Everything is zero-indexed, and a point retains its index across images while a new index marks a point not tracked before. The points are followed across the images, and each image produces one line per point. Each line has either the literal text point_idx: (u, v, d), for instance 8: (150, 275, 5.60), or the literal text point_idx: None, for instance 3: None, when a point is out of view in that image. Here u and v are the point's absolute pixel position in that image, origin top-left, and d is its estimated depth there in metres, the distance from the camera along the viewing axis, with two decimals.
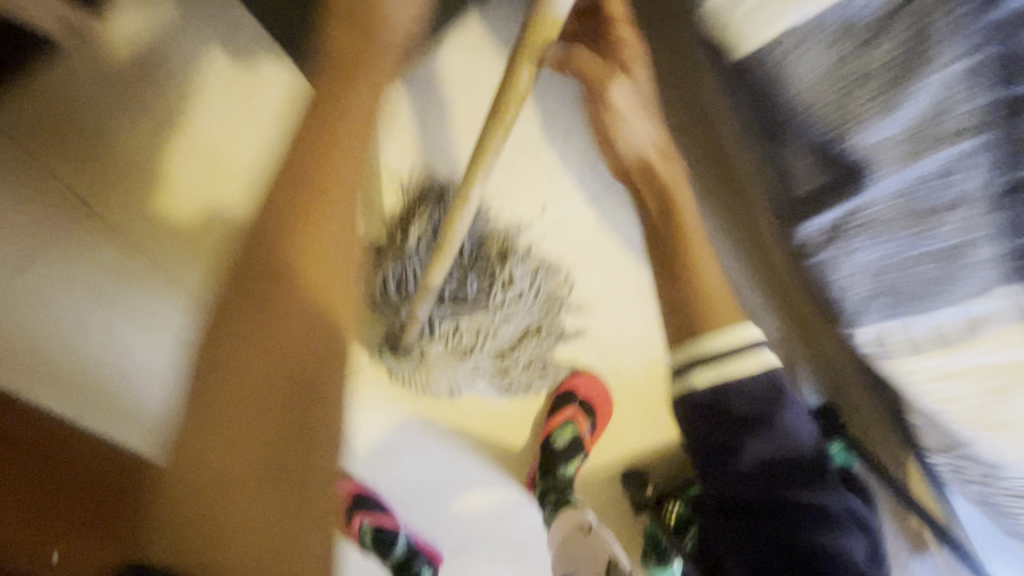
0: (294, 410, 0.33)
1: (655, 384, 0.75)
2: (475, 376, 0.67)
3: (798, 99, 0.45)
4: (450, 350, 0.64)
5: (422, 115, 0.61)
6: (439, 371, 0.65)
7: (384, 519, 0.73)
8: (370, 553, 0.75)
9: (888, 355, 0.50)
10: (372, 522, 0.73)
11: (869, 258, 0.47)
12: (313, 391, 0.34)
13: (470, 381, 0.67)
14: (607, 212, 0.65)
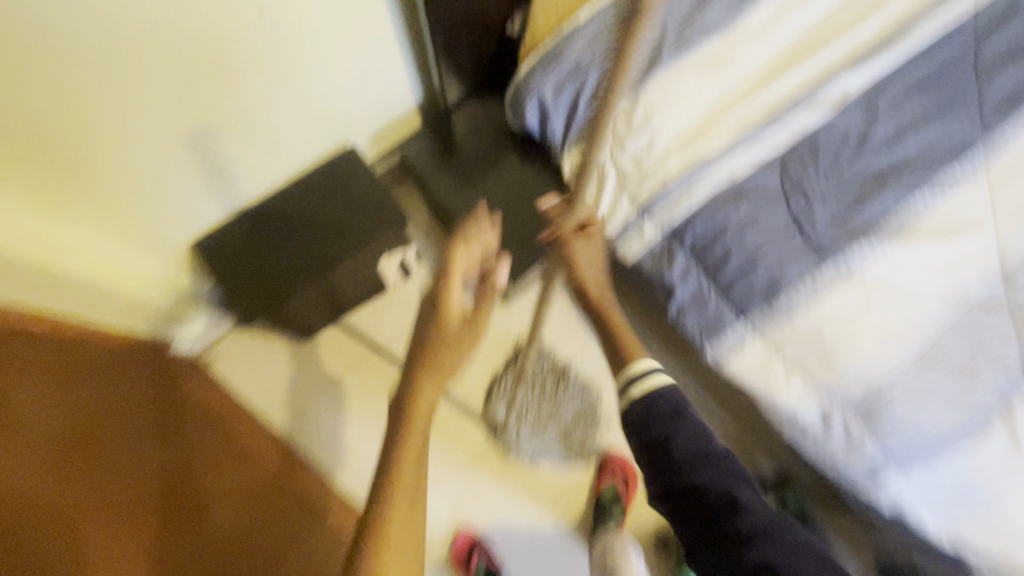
0: None
1: (662, 465, 1.23)
2: (547, 445, 1.21)
3: (674, 232, 0.97)
4: (534, 425, 1.21)
5: (522, 311, 1.32)
6: (527, 439, 1.20)
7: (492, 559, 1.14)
8: None
9: (728, 361, 0.96)
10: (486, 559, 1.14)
11: (694, 320, 0.98)
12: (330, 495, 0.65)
13: (544, 449, 1.21)
14: (613, 354, 1.29)
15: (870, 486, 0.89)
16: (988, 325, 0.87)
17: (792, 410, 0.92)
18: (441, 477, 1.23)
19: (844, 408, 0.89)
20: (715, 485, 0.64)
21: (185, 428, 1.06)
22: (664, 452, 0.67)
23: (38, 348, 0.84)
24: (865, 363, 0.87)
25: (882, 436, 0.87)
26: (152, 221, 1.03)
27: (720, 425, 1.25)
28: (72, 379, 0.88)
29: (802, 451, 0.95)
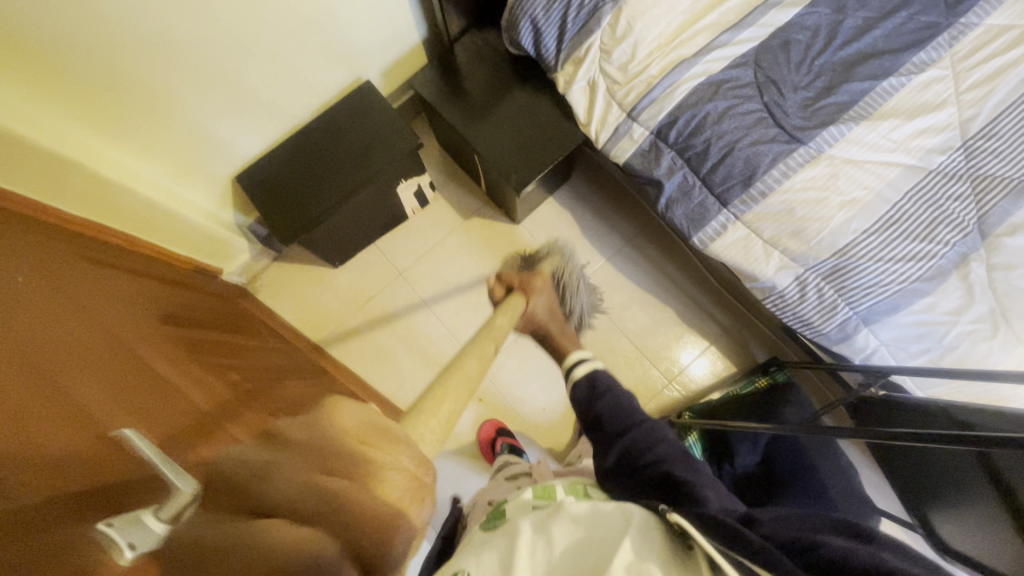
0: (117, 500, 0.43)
1: (661, 357, 1.36)
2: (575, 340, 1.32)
3: (661, 131, 1.07)
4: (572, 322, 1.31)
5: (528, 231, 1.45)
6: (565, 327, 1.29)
7: (514, 441, 1.27)
8: None
9: (713, 244, 1.06)
10: (508, 442, 1.27)
11: (682, 211, 1.09)
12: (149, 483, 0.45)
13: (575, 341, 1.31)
14: (613, 264, 1.42)
15: (842, 343, 1.00)
16: (946, 190, 0.96)
17: (770, 281, 1.02)
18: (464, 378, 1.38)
19: (816, 274, 0.99)
20: (653, 440, 0.69)
21: (263, 325, 1.22)
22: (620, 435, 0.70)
23: (142, 260, 1.02)
24: (833, 230, 0.96)
25: (850, 295, 0.97)
26: (212, 152, 1.19)
27: (715, 322, 1.37)
28: (170, 279, 1.05)
29: (782, 319, 1.06)
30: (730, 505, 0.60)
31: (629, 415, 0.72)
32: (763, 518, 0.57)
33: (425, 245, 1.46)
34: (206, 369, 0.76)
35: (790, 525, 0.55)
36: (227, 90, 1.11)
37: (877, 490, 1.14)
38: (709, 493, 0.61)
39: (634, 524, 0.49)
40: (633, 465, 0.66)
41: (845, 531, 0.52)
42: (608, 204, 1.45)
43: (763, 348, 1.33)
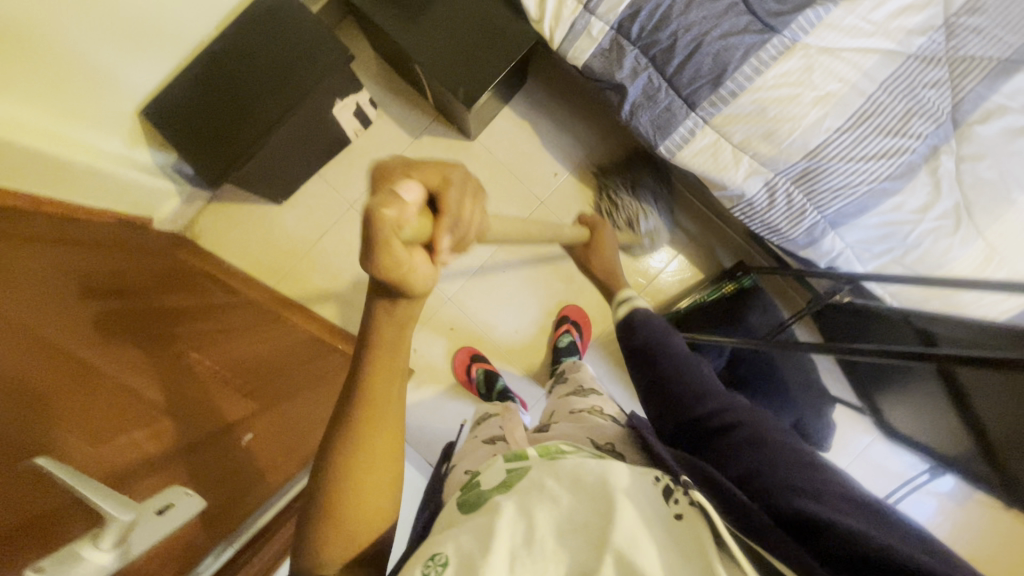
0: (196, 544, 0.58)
1: (629, 269, 1.35)
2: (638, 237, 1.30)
3: (623, 27, 0.95)
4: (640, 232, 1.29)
5: (484, 146, 1.34)
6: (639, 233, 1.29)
7: (489, 366, 1.28)
8: (482, 395, 1.27)
9: (680, 152, 1.00)
10: (484, 368, 1.28)
11: (646, 117, 1.00)
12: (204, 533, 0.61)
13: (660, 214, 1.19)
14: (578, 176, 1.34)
15: (809, 247, 1.00)
16: (923, 77, 0.89)
17: (739, 189, 0.98)
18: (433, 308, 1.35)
19: (786, 179, 0.95)
20: (698, 391, 0.65)
21: (207, 276, 1.13)
22: (665, 379, 0.68)
23: (57, 224, 0.91)
24: (805, 130, 0.91)
25: (819, 199, 0.94)
26: (106, 86, 1.01)
27: (683, 229, 1.35)
28: (98, 244, 0.95)
29: (750, 227, 1.03)
30: (769, 455, 0.54)
31: (677, 356, 0.70)
32: (794, 476, 0.52)
33: (374, 170, 1.34)
34: (158, 351, 0.71)
35: (816, 491, 0.50)
36: (105, 5, 0.91)
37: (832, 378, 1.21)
38: (743, 438, 0.57)
39: (631, 491, 0.47)
40: (678, 413, 0.64)
41: (870, 515, 0.48)
42: (568, 111, 1.33)
43: (729, 251, 1.33)
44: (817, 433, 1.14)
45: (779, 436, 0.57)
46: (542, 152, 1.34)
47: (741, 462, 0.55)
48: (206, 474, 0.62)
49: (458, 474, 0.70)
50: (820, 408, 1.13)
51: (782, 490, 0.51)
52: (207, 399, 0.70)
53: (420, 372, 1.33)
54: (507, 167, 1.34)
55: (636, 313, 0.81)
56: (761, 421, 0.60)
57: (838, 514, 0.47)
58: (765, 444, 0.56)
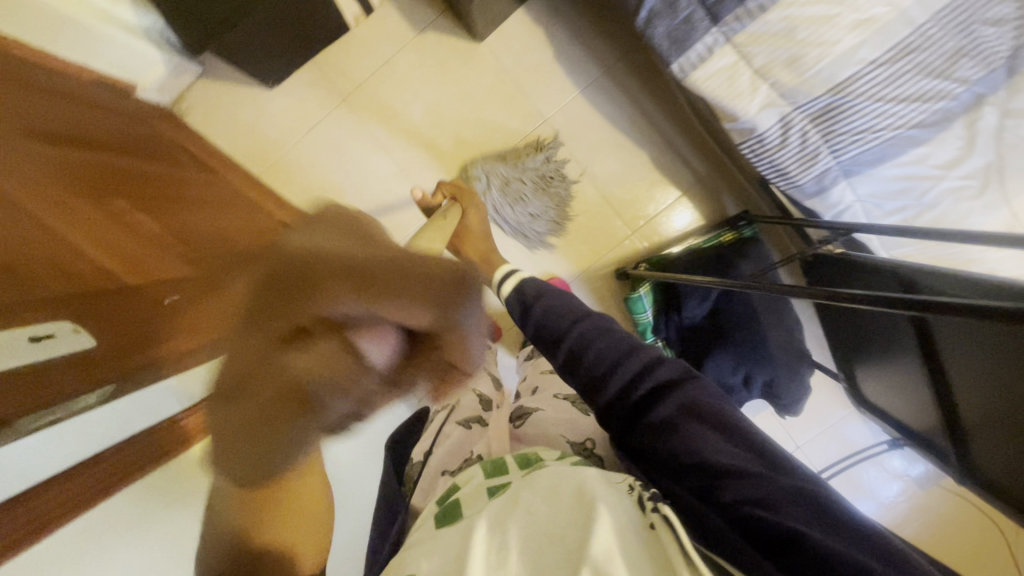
0: (58, 385, 0.51)
1: (626, 205, 1.28)
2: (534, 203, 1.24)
3: None
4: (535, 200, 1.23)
5: (490, 53, 1.24)
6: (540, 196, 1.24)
7: None
8: None
9: (692, 74, 0.90)
10: None
11: (662, 30, 0.90)
12: (81, 381, 0.54)
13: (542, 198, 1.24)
14: (586, 97, 1.24)
15: (816, 197, 0.91)
16: (985, 12, 0.77)
17: (750, 122, 0.89)
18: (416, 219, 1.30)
19: (804, 115, 0.85)
20: (621, 358, 0.64)
21: (185, 151, 1.08)
22: (580, 364, 0.66)
23: (28, 68, 0.87)
24: (836, 59, 0.80)
25: (836, 142, 0.85)
26: None
27: (690, 170, 1.26)
28: (65, 94, 0.90)
29: (757, 168, 0.94)
30: (705, 434, 0.56)
31: (589, 325, 0.68)
32: (738, 461, 0.53)
33: (372, 64, 1.26)
34: (101, 208, 0.69)
35: (762, 482, 0.51)
36: None
37: (818, 344, 1.17)
38: (681, 414, 0.58)
39: (604, 497, 0.50)
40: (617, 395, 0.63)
41: (805, 502, 0.49)
42: (587, 21, 1.22)
43: (734, 201, 1.25)
44: (787, 396, 1.11)
45: (713, 406, 0.59)
46: (552, 66, 1.24)
47: (685, 445, 0.56)
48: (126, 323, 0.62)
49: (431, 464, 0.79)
50: (796, 371, 1.09)
51: (729, 475, 0.52)
52: (139, 257, 0.69)
53: None
54: (512, 80, 1.24)
55: (533, 289, 0.79)
56: (695, 388, 0.61)
57: (784, 518, 0.48)
58: (699, 413, 0.58)
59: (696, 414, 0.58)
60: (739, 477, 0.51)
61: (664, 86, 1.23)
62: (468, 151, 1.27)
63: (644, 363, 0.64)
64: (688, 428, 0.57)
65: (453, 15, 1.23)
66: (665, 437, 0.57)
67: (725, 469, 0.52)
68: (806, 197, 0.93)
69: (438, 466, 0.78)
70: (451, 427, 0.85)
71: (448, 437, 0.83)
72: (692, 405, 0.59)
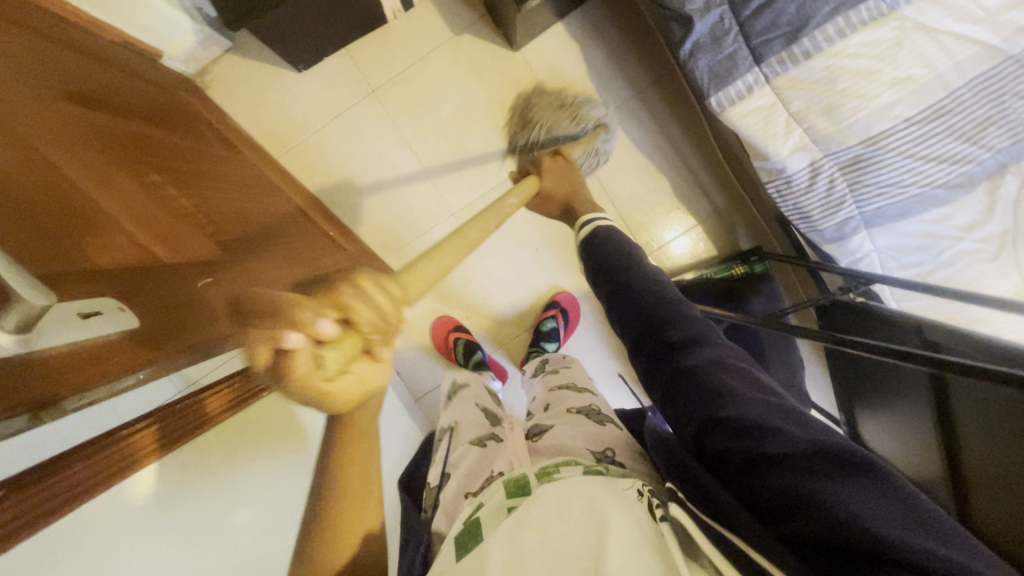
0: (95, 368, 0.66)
1: (642, 227, 1.29)
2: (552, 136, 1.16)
3: None
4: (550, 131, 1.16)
5: (525, 63, 1.24)
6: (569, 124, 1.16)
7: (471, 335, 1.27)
8: (458, 360, 1.25)
9: (728, 111, 0.91)
10: (463, 338, 1.26)
11: (703, 63, 0.90)
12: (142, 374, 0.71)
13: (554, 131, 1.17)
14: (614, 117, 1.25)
15: (834, 243, 0.93)
16: (1018, 84, 0.79)
17: (781, 163, 0.90)
18: (432, 220, 1.29)
19: (833, 163, 0.87)
20: (662, 310, 0.64)
21: (210, 126, 1.06)
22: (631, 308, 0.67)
23: (61, 23, 0.84)
24: (871, 112, 0.82)
25: (862, 193, 0.87)
26: None
27: (708, 200, 1.28)
28: (96, 56, 0.88)
29: (779, 208, 0.96)
30: (731, 385, 0.53)
31: (641, 279, 0.70)
32: (756, 412, 0.50)
33: (404, 60, 1.25)
34: None
35: (779, 436, 0.47)
36: None
37: (817, 384, 1.19)
38: (705, 362, 0.56)
39: (616, 513, 0.48)
40: (651, 342, 0.63)
41: (831, 459, 0.45)
42: (625, 42, 1.23)
43: (748, 236, 1.27)
44: None
45: (741, 366, 0.56)
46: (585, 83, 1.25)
47: (706, 391, 0.53)
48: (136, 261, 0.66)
49: (453, 488, 0.72)
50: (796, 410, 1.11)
51: (742, 426, 0.49)
52: None
53: None
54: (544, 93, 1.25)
55: (604, 234, 0.82)
56: (726, 353, 0.58)
57: (796, 477, 0.44)
58: (723, 366, 0.56)
59: (725, 367, 0.56)
60: (752, 426, 0.48)
61: (692, 116, 1.25)
62: (490, 157, 1.27)
63: (683, 316, 0.63)
64: (717, 375, 0.54)
65: (491, 20, 1.23)
66: (689, 383, 0.55)
67: (742, 418, 0.49)
68: (825, 243, 0.95)
69: (460, 490, 0.72)
70: (464, 447, 0.79)
71: (465, 457, 0.77)
72: (723, 361, 0.57)
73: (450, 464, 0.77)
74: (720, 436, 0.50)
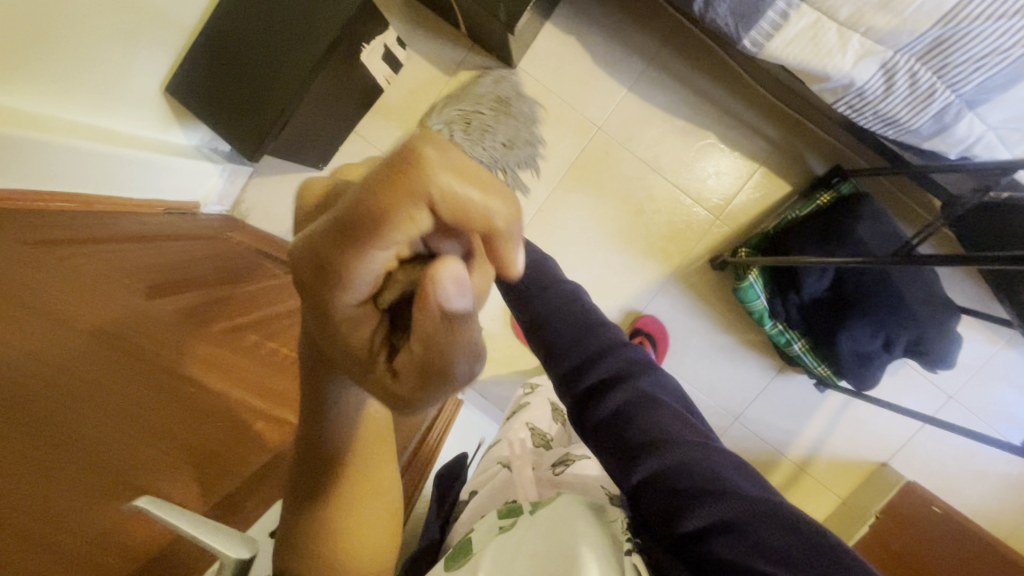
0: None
1: (702, 190, 1.21)
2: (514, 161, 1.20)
3: None
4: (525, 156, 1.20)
5: (526, 75, 1.20)
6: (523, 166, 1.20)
7: None
8: None
9: (767, 48, 0.84)
10: None
11: (723, 12, 0.84)
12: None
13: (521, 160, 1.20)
14: (635, 92, 1.18)
15: (937, 137, 0.84)
16: None
17: (846, 78, 0.82)
18: None
19: (909, 55, 0.78)
20: (579, 333, 0.56)
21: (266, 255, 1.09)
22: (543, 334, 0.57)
23: (114, 218, 0.87)
24: None
25: (954, 75, 0.77)
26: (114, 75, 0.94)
27: (763, 137, 1.18)
28: (150, 236, 0.89)
29: (859, 122, 0.88)
30: (655, 424, 0.48)
31: (554, 300, 0.59)
32: (682, 457, 0.46)
33: (411, 119, 1.24)
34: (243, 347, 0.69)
35: (709, 489, 0.44)
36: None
37: (955, 285, 1.07)
38: (625, 397, 0.50)
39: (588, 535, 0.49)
40: (568, 371, 0.54)
41: (760, 514, 0.43)
42: (619, 15, 1.16)
43: (819, 159, 1.17)
44: (939, 350, 1.02)
45: (669, 405, 0.51)
46: (593, 70, 1.18)
47: (632, 436, 0.48)
48: (204, 449, 0.52)
49: (474, 506, 0.75)
50: (944, 323, 1.01)
51: (670, 480, 0.45)
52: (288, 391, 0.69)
53: (488, 327, 1.29)
54: (555, 97, 1.20)
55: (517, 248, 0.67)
56: (647, 380, 0.53)
57: (733, 538, 0.42)
58: (643, 402, 0.50)
59: (649, 402, 0.50)
60: (677, 477, 0.45)
61: (716, 59, 1.16)
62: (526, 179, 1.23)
63: (596, 341, 0.55)
64: (639, 414, 0.49)
65: (481, 48, 1.19)
66: (616, 426, 0.49)
67: (669, 469, 0.46)
68: (932, 143, 0.86)
69: (477, 509, 0.74)
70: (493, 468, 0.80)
71: (491, 479, 0.78)
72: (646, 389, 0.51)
73: (477, 480, 0.81)
74: (650, 488, 0.46)
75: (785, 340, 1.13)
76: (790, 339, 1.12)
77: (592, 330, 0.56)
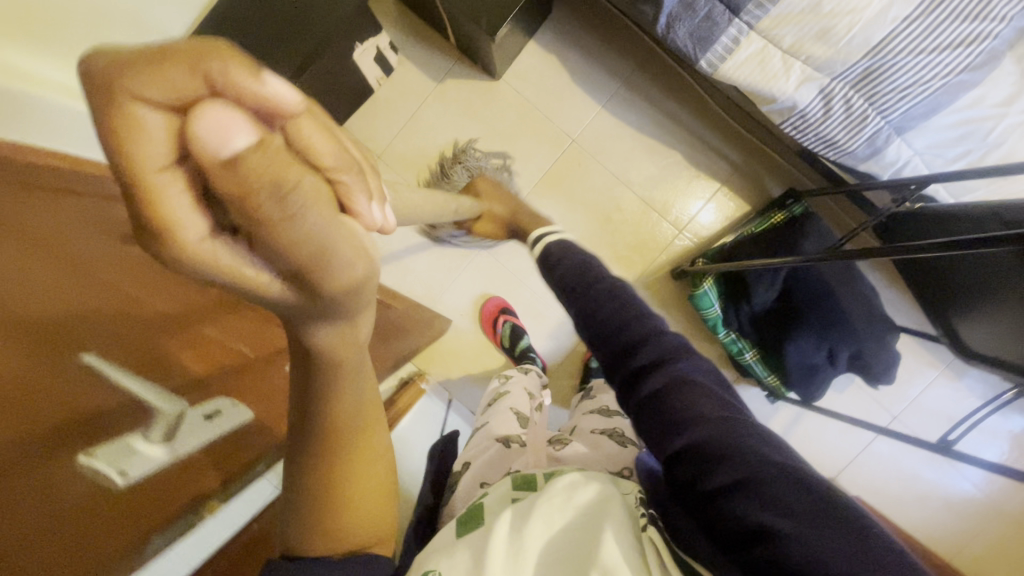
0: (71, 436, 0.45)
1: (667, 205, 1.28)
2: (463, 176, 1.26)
3: None
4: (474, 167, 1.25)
5: (509, 87, 1.28)
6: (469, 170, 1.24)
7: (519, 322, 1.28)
8: (506, 347, 1.26)
9: (720, 68, 0.93)
10: (510, 322, 1.28)
11: (681, 33, 0.92)
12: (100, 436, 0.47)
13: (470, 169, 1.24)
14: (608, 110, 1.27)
15: (870, 159, 0.92)
16: None
17: (790, 100, 0.90)
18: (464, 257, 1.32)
19: (843, 83, 0.86)
20: (622, 318, 0.54)
21: None
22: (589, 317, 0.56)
23: None
24: (867, 23, 0.80)
25: (882, 102, 0.85)
26: None
27: (725, 159, 1.27)
28: None
29: (802, 142, 0.96)
30: (693, 406, 0.46)
31: (602, 284, 0.57)
32: (723, 439, 0.43)
33: (399, 120, 1.31)
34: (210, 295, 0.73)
35: (745, 470, 0.41)
36: None
37: (896, 306, 1.14)
38: (664, 377, 0.49)
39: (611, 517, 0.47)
40: (613, 351, 0.53)
41: (808, 501, 0.39)
42: (598, 40, 1.26)
43: (776, 183, 1.25)
44: (878, 364, 1.07)
45: (709, 392, 0.48)
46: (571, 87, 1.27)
47: (669, 414, 0.46)
48: (155, 348, 0.57)
49: (473, 476, 0.73)
50: (884, 339, 1.07)
51: (706, 460, 0.43)
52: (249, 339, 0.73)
53: (457, 322, 1.33)
54: (534, 110, 1.28)
55: (557, 247, 0.68)
56: (687, 366, 0.50)
57: (765, 518, 0.39)
58: (684, 384, 0.48)
59: (691, 386, 0.48)
60: (712, 455, 0.42)
61: (684, 85, 1.26)
62: None
63: (643, 326, 0.53)
64: (677, 396, 0.47)
65: (468, 59, 1.28)
66: (654, 404, 0.48)
67: (708, 450, 0.43)
68: (866, 163, 0.94)
69: (477, 477, 0.72)
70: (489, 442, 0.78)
71: (486, 453, 0.77)
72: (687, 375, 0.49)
73: (472, 451, 0.78)
74: (681, 464, 0.44)
75: (737, 349, 1.18)
76: (742, 348, 1.17)
77: (637, 314, 0.54)
